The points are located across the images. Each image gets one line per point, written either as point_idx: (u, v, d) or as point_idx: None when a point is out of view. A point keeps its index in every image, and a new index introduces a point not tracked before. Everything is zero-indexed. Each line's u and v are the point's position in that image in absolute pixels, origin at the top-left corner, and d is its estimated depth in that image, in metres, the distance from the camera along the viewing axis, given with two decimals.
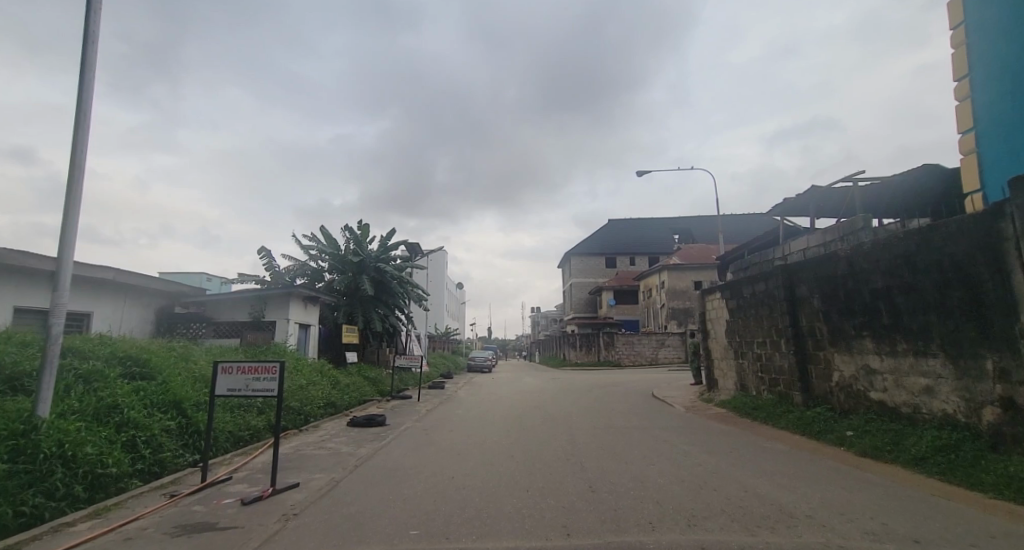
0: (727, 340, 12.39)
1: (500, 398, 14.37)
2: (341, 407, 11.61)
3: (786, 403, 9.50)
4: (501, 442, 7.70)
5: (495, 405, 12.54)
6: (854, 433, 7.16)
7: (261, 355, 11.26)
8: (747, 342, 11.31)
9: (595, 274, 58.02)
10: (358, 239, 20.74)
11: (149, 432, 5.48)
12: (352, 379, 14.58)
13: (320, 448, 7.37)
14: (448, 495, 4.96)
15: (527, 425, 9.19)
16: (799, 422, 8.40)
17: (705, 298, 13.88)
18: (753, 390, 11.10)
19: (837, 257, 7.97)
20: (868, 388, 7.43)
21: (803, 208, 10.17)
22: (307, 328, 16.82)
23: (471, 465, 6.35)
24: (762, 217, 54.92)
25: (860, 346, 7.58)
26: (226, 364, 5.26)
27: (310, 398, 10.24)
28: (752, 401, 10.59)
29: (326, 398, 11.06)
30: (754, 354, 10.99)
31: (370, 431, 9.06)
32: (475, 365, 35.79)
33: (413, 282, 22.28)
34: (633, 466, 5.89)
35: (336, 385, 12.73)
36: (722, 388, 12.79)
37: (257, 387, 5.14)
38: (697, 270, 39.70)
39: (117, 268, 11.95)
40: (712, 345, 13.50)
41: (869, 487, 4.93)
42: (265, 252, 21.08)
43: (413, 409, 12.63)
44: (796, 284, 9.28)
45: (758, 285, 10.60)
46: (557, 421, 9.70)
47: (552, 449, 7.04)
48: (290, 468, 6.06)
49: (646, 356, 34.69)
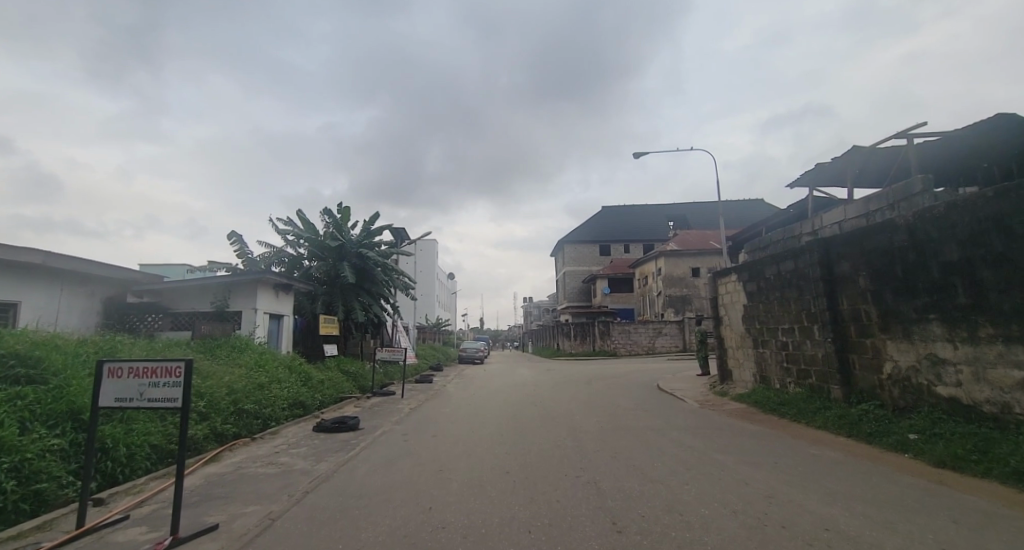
0: (744, 328, 11.16)
1: (492, 394, 13.08)
2: (311, 408, 10.23)
3: (819, 398, 8.25)
4: (494, 454, 6.35)
5: (486, 403, 11.25)
6: (919, 436, 5.89)
7: (216, 350, 9.83)
8: (769, 329, 10.04)
9: (589, 262, 56.83)
10: (337, 223, 19.23)
11: (21, 456, 4.07)
12: (328, 374, 13.20)
13: (270, 464, 6.01)
14: (417, 541, 3.61)
15: (525, 429, 7.87)
16: (842, 421, 7.14)
17: (716, 282, 12.62)
18: (776, 382, 9.84)
19: (892, 225, 6.65)
20: (933, 382, 6.16)
21: (839, 174, 8.88)
22: (279, 319, 15.34)
23: (454, 489, 5.00)
24: (758, 203, 53.89)
25: (923, 332, 6.29)
26: (114, 365, 3.84)
27: (270, 399, 8.85)
28: (778, 396, 9.33)
29: (292, 397, 9.68)
30: (777, 342, 9.73)
31: (338, 438, 7.71)
32: (466, 357, 34.84)
33: (399, 270, 20.84)
34: (662, 491, 4.58)
35: (308, 382, 11.34)
36: (738, 381, 11.57)
37: (155, 396, 3.74)
38: (694, 257, 38.61)
39: (48, 251, 10.41)
40: (726, 333, 12.26)
41: (987, 521, 3.66)
42: (236, 237, 19.47)
43: (393, 408, 11.28)
44: (834, 262, 7.98)
45: (785, 264, 9.30)
46: (557, 423, 8.38)
47: (555, 464, 5.71)
48: (217, 497, 4.68)
49: (642, 345, 33.55)
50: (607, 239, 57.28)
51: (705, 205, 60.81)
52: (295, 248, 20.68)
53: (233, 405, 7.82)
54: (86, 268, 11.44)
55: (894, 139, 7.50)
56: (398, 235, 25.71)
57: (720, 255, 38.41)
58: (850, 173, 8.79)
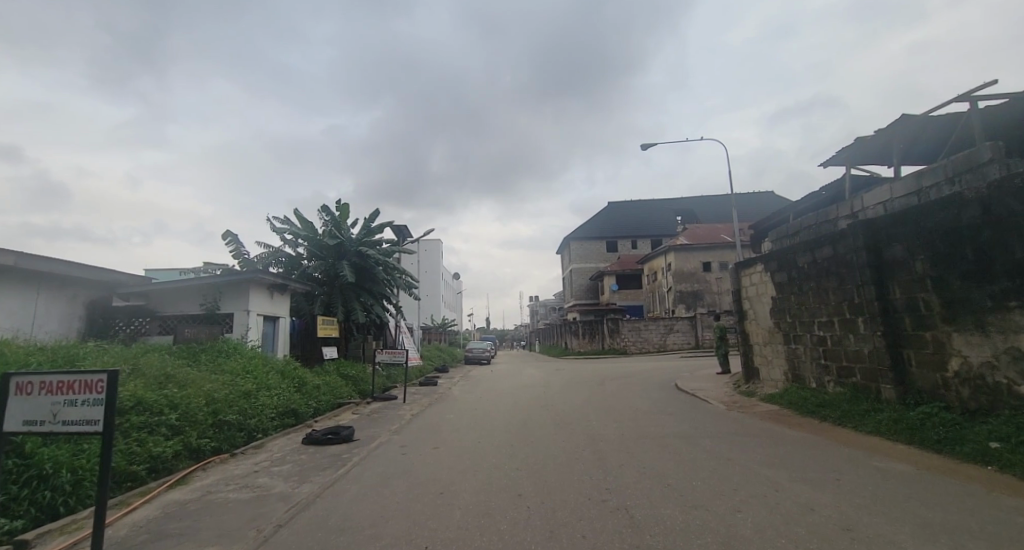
0: (773, 322, 10.26)
1: (500, 397, 12.23)
2: (304, 416, 9.44)
3: (867, 400, 7.34)
4: (504, 472, 5.51)
5: (495, 407, 10.44)
6: (1003, 444, 5.00)
7: (200, 356, 9.05)
8: (803, 323, 9.14)
9: (596, 259, 55.88)
10: (336, 221, 18.49)
11: None
12: (326, 379, 12.42)
13: (245, 487, 5.20)
14: None
15: (537, 440, 7.03)
16: (900, 427, 6.23)
17: (740, 273, 11.72)
18: (813, 382, 8.94)
19: (960, 200, 5.74)
20: (1014, 381, 5.27)
21: (887, 146, 7.97)
22: (275, 321, 14.58)
23: (458, 519, 4.14)
24: (768, 197, 52.69)
25: (999, 323, 5.40)
26: (22, 380, 3.02)
27: (256, 408, 8.06)
28: (816, 397, 8.43)
29: (283, 405, 8.90)
30: (814, 338, 8.82)
31: (329, 451, 6.89)
32: (473, 357, 34.07)
33: (401, 268, 20.07)
34: (711, 523, 3.72)
35: (303, 388, 10.58)
36: (766, 380, 10.69)
37: (71, 419, 2.93)
38: (705, 251, 37.56)
39: (20, 252, 9.68)
40: (751, 328, 11.39)
41: None
42: (232, 238, 18.74)
43: (394, 415, 10.46)
44: (884, 246, 7.07)
45: (822, 251, 8.41)
46: (573, 432, 7.52)
47: (575, 485, 4.86)
48: (169, 535, 3.87)
49: (654, 343, 32.59)
50: (614, 235, 56.28)
51: (714, 199, 59.64)
52: (293, 248, 19.97)
53: (212, 416, 7.04)
54: (64, 269, 10.74)
55: (954, 102, 6.60)
56: (400, 233, 24.91)
57: (732, 249, 37.35)
58: (898, 143, 7.88)
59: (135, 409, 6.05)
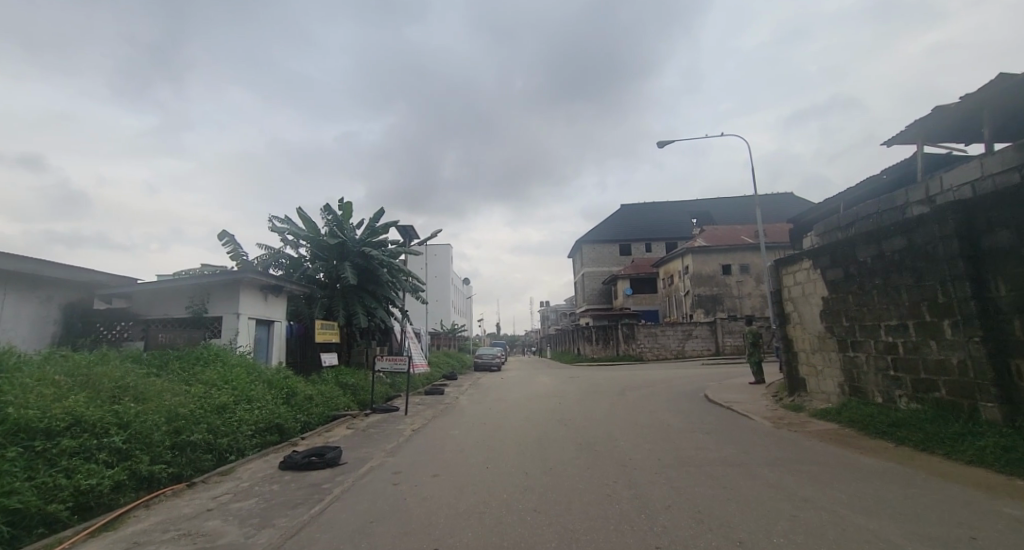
0: (824, 325, 8.97)
1: (512, 410, 11.07)
2: (290, 432, 8.33)
3: (958, 421, 6.05)
4: (517, 518, 4.31)
5: (506, 422, 9.30)
6: None
7: (172, 364, 7.98)
8: (865, 327, 7.86)
9: (609, 263, 54.58)
10: (338, 220, 17.53)
11: None
12: (321, 389, 11.36)
13: (186, 537, 4.03)
14: None
15: (558, 469, 5.84)
16: (1017, 457, 4.94)
17: (781, 271, 10.45)
18: (878, 396, 7.66)
19: None
20: None
21: (974, 110, 6.70)
22: (269, 325, 13.54)
23: None
24: (787, 198, 51.00)
25: None
26: None
27: (230, 424, 6.96)
28: (886, 415, 7.13)
29: (264, 419, 7.79)
30: (880, 345, 7.55)
31: (307, 480, 5.72)
32: (483, 364, 32.90)
33: (407, 270, 19.03)
34: None
35: (292, 399, 9.48)
36: (815, 392, 9.39)
37: None
38: (724, 253, 36.10)
39: None
40: (794, 333, 10.11)
41: None
42: (229, 238, 17.76)
43: (393, 431, 9.33)
44: (982, 232, 5.80)
45: (893, 242, 7.17)
46: (600, 457, 6.32)
47: (615, 541, 3.67)
48: None
49: (671, 349, 31.24)
50: (627, 238, 54.93)
51: (731, 201, 57.99)
52: (295, 249, 19.03)
53: (174, 435, 5.96)
54: (31, 269, 9.75)
55: None
56: (406, 233, 23.91)
57: (751, 251, 35.87)
58: (991, 106, 6.60)
59: (70, 431, 4.97)
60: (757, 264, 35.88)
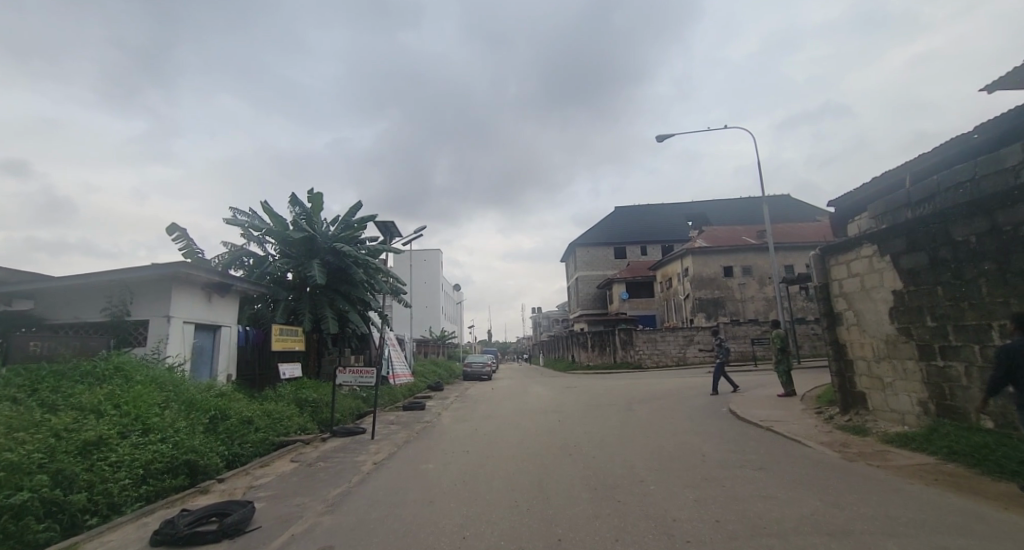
0: (897, 326, 7.10)
1: (502, 433, 9.08)
2: (207, 472, 6.23)
3: None
4: None
5: (493, 454, 7.31)
6: None
7: (34, 388, 5.85)
8: (965, 329, 6.00)
9: (603, 267, 52.82)
10: (307, 212, 15.47)
11: None
12: (270, 408, 9.31)
13: None
14: None
15: (573, 546, 3.84)
16: None
17: (830, 261, 8.60)
18: (988, 418, 5.77)
19: None
20: None
21: None
22: (213, 331, 11.41)
23: None
24: (786, 200, 49.61)
25: None
26: None
27: (99, 470, 4.86)
28: (1010, 449, 5.21)
29: (164, 457, 5.69)
30: (989, 352, 5.69)
31: None
32: (472, 373, 30.80)
33: (386, 270, 16.98)
34: None
35: (220, 424, 7.38)
36: (881, 411, 7.50)
37: None
38: (725, 255, 34.44)
39: None
40: (849, 337, 8.25)
41: None
42: (181, 232, 15.62)
43: (349, 464, 7.27)
44: None
45: (1015, 213, 5.33)
46: (629, 518, 4.34)
47: None
48: None
49: (671, 355, 29.35)
50: (622, 241, 53.23)
51: (727, 203, 56.56)
52: (259, 246, 16.92)
53: None
54: None
55: None
56: (387, 230, 21.97)
57: (752, 252, 34.26)
58: None
59: None
60: (759, 266, 34.26)
